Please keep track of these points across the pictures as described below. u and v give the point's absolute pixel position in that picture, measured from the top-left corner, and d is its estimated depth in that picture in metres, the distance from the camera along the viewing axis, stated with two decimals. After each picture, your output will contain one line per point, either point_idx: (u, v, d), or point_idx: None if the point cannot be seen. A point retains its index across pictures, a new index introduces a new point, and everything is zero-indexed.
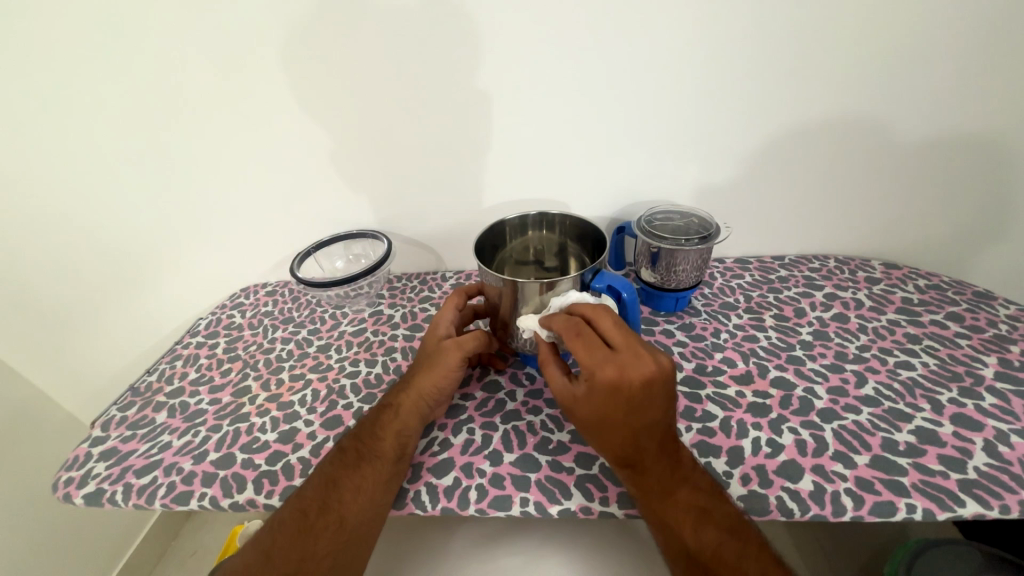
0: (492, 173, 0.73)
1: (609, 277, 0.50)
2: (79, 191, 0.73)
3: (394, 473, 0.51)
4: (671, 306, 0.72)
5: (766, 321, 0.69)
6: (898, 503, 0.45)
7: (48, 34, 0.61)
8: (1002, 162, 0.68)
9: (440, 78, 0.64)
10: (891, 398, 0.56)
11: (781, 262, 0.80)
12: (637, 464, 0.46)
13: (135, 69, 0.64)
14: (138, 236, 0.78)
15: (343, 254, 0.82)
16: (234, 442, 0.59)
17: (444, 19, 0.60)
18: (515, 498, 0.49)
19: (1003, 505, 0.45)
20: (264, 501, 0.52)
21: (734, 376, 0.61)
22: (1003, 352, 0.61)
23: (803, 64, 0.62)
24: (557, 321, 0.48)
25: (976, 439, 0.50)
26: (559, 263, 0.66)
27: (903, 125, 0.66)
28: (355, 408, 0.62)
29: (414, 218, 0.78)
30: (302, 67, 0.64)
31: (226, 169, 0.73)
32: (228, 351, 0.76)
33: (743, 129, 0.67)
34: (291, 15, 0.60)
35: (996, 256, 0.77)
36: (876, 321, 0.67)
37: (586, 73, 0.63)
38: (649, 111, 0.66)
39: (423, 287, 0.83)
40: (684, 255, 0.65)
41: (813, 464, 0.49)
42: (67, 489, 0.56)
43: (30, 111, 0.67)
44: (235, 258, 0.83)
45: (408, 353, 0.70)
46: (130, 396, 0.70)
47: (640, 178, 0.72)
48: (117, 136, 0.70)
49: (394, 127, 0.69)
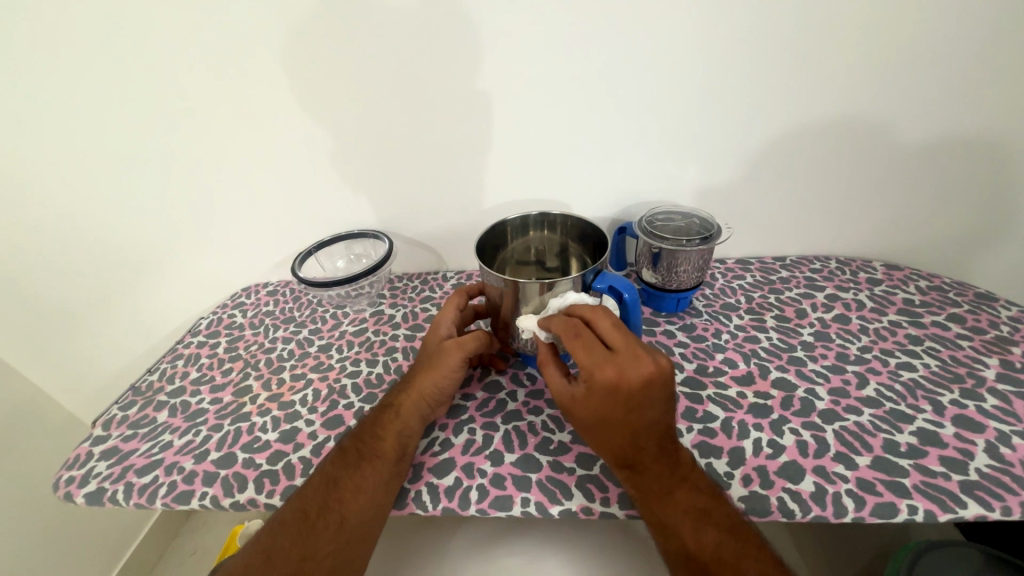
0: (493, 174, 0.73)
1: (610, 278, 0.50)
2: (81, 191, 0.73)
3: (395, 473, 0.51)
4: (672, 306, 0.72)
5: (766, 322, 0.69)
6: (899, 504, 0.45)
7: (51, 35, 0.61)
8: (1004, 163, 0.68)
9: (441, 79, 0.65)
10: (892, 399, 0.56)
11: (782, 262, 0.80)
12: (636, 465, 0.46)
13: (137, 69, 0.64)
14: (139, 236, 0.79)
15: (344, 254, 0.83)
16: (234, 442, 0.59)
17: (443, 20, 0.60)
18: (515, 499, 0.49)
19: (1005, 506, 0.44)
20: (265, 500, 0.52)
21: (734, 377, 0.61)
22: (1004, 354, 0.61)
23: (803, 64, 0.62)
24: (554, 323, 0.48)
25: (977, 441, 0.50)
26: (561, 263, 0.66)
27: (904, 127, 0.66)
28: (355, 408, 0.62)
29: (414, 218, 0.79)
30: (302, 69, 0.64)
31: (226, 170, 0.73)
32: (228, 350, 0.76)
33: (744, 130, 0.67)
34: (291, 15, 0.61)
35: (998, 257, 0.77)
36: (877, 322, 0.67)
37: (586, 74, 0.63)
38: (650, 112, 0.66)
39: (424, 287, 0.83)
40: (685, 256, 0.65)
41: (814, 465, 0.49)
42: (68, 489, 0.56)
43: (32, 111, 0.67)
44: (237, 258, 0.83)
45: (409, 353, 0.70)
46: (131, 395, 0.70)
47: (641, 179, 0.72)
48: (119, 136, 0.70)
49: (395, 128, 0.69)
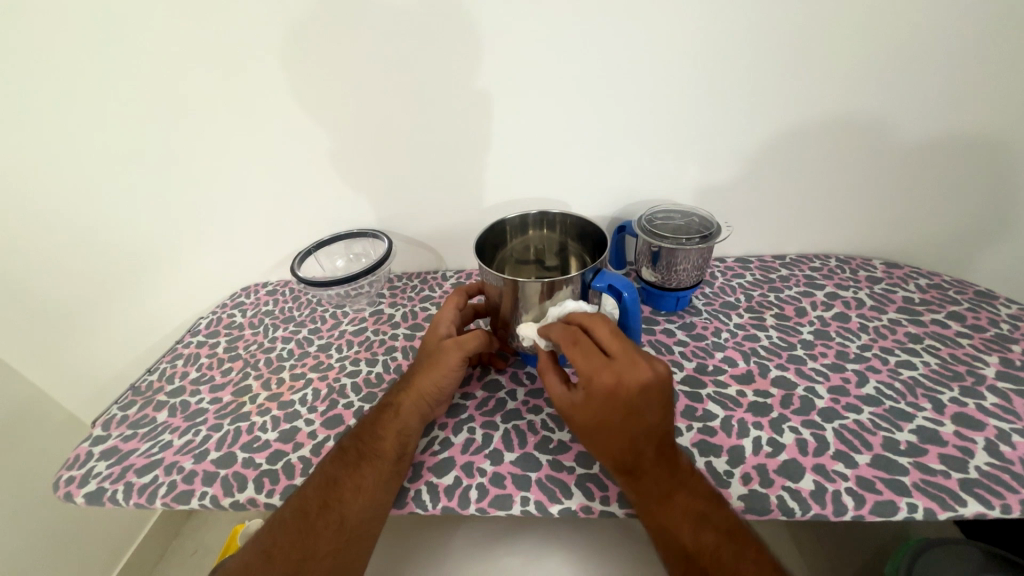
0: (493, 173, 0.73)
1: (609, 277, 0.50)
2: (79, 191, 0.73)
3: (394, 472, 0.50)
4: (671, 305, 0.72)
5: (766, 321, 0.69)
6: (899, 503, 0.45)
7: (49, 35, 0.61)
8: (1004, 161, 0.68)
9: (439, 78, 0.64)
10: (892, 398, 0.56)
11: (782, 261, 0.80)
12: (636, 470, 0.46)
13: (135, 69, 0.64)
14: (138, 236, 0.78)
15: (343, 253, 0.82)
16: (234, 442, 0.59)
17: (442, 18, 0.60)
18: (515, 498, 0.49)
19: (1004, 505, 0.44)
20: (265, 500, 0.52)
21: (734, 376, 0.61)
22: (1004, 352, 0.61)
23: (803, 62, 0.62)
24: (552, 331, 0.49)
25: (977, 439, 0.50)
26: (560, 262, 0.66)
27: (904, 125, 0.66)
28: (355, 407, 0.62)
29: (414, 218, 0.79)
30: (301, 68, 0.64)
31: (226, 170, 0.73)
32: (228, 350, 0.76)
33: (744, 128, 0.67)
34: (290, 14, 0.60)
35: (997, 255, 0.77)
36: (876, 321, 0.67)
37: (585, 72, 0.63)
38: (649, 110, 0.66)
39: (424, 286, 0.83)
40: (684, 255, 0.65)
41: (813, 463, 0.49)
42: (67, 489, 0.56)
43: (31, 112, 0.67)
44: (236, 257, 0.83)
45: (408, 353, 0.70)
46: (131, 395, 0.70)
47: (640, 178, 0.72)
48: (118, 136, 0.69)
49: (394, 127, 0.69)
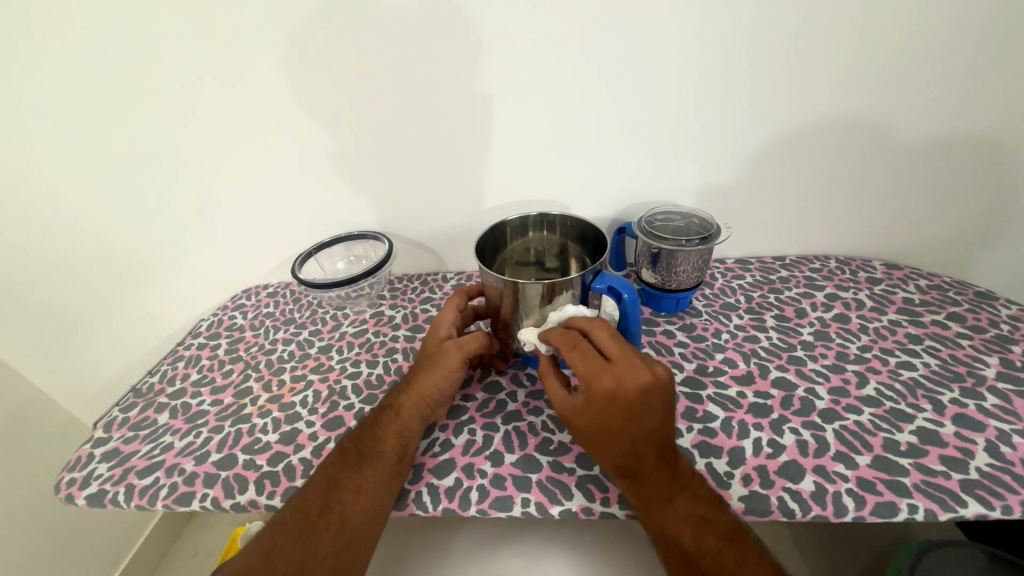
0: (494, 174, 0.73)
1: (609, 278, 0.50)
2: (81, 193, 0.74)
3: (395, 474, 0.51)
4: (672, 306, 0.72)
5: (766, 322, 0.69)
6: (900, 503, 0.45)
7: (49, 34, 0.61)
8: (1004, 163, 0.68)
9: (441, 77, 0.65)
10: (892, 399, 0.56)
11: (782, 262, 0.80)
12: (636, 474, 0.46)
13: (137, 70, 0.64)
14: (139, 237, 0.79)
15: (344, 255, 0.83)
16: (235, 443, 0.59)
17: (443, 21, 0.60)
18: (516, 499, 0.49)
19: (1005, 506, 0.44)
20: (266, 501, 0.52)
21: (735, 377, 0.61)
22: (1005, 353, 0.61)
23: (804, 63, 0.62)
24: (552, 335, 0.49)
25: (978, 440, 0.50)
26: (560, 263, 0.66)
27: (905, 126, 0.66)
28: (356, 409, 0.62)
29: (415, 219, 0.79)
30: (303, 71, 0.64)
31: (227, 172, 0.74)
32: (229, 352, 0.76)
33: (745, 130, 0.67)
34: (291, 16, 0.61)
35: (998, 254, 0.77)
36: (877, 322, 0.67)
37: (584, 76, 0.64)
38: (649, 112, 0.66)
39: (424, 287, 0.83)
40: (685, 256, 0.65)
41: (814, 465, 0.49)
42: (69, 490, 0.56)
43: (32, 114, 0.67)
44: (237, 258, 0.83)
45: (409, 354, 0.70)
46: (133, 396, 0.70)
47: (641, 179, 0.72)
48: (118, 135, 0.70)
49: (395, 130, 0.69)
